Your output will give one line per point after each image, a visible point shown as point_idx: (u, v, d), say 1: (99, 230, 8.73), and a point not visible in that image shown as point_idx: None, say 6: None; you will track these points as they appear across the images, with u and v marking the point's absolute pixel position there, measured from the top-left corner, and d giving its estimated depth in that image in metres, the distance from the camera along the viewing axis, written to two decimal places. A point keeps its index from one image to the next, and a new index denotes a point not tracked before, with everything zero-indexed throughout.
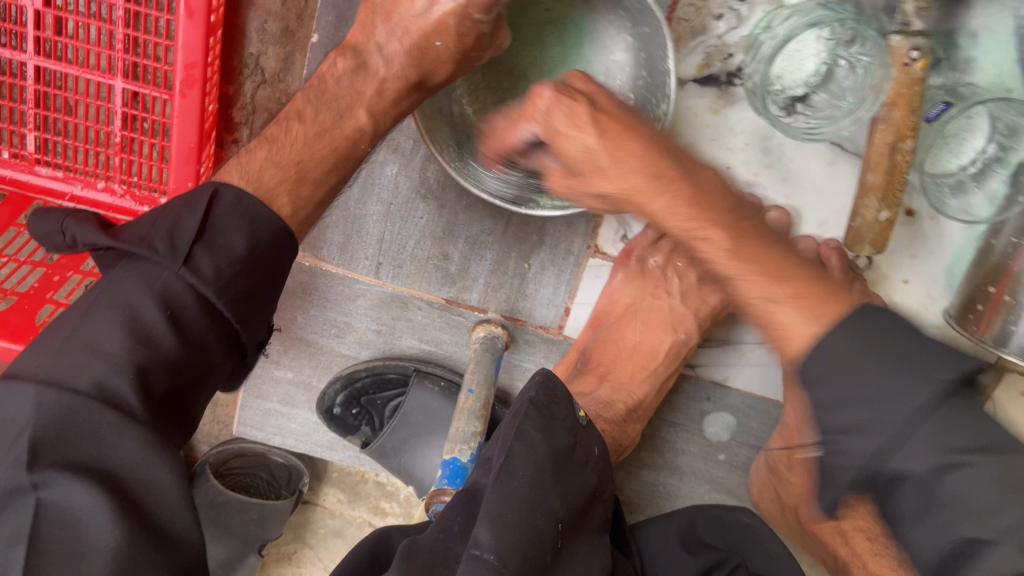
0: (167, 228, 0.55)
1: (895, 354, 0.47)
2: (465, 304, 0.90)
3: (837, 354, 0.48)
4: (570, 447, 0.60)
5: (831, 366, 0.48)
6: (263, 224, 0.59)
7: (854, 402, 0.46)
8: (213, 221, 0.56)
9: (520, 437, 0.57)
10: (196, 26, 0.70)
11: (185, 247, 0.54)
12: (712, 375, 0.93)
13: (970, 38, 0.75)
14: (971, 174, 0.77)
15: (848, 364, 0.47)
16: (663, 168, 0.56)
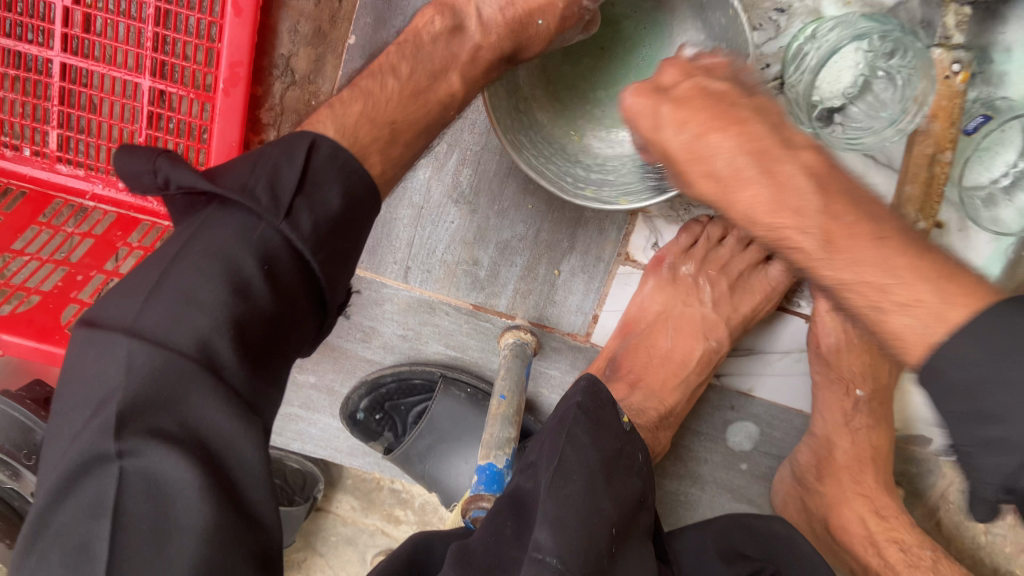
0: (267, 176, 0.53)
1: (1020, 355, 0.40)
2: (493, 309, 0.90)
3: (970, 363, 0.42)
4: (619, 453, 0.62)
5: (972, 376, 0.41)
6: (359, 181, 0.58)
7: (987, 414, 0.41)
8: (313, 173, 0.55)
9: (570, 441, 0.59)
10: (243, 24, 0.71)
11: (287, 201, 0.52)
12: (738, 384, 0.93)
13: (1005, 52, 0.76)
14: (1002, 187, 0.77)
15: (978, 365, 0.41)
16: (762, 148, 0.54)
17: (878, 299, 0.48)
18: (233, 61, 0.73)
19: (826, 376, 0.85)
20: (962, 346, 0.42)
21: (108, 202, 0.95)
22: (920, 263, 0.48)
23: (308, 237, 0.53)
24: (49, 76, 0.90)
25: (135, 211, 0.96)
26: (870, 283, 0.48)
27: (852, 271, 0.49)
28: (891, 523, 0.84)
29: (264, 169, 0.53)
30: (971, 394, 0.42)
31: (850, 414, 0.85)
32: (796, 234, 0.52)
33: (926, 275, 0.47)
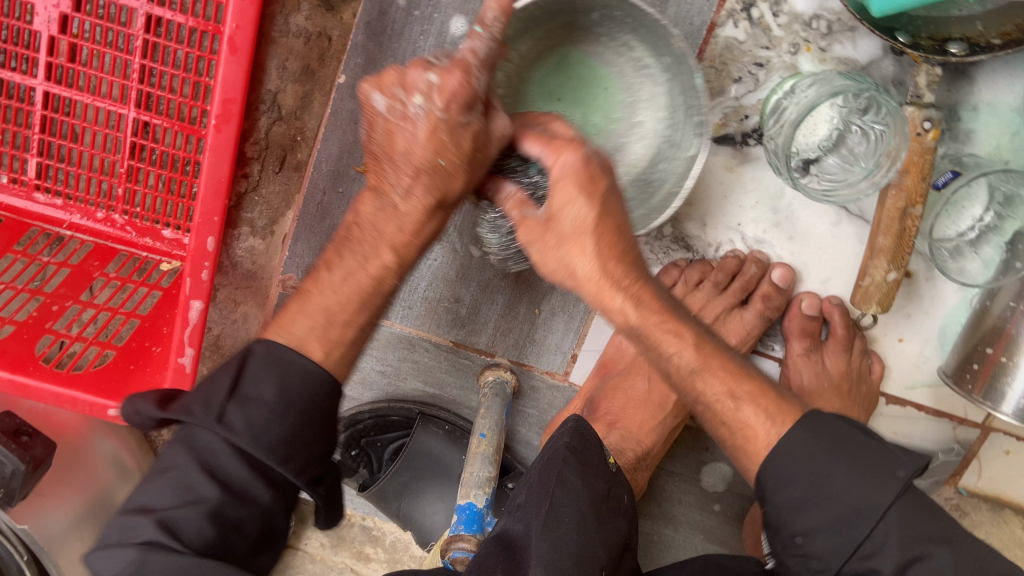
0: (195, 400, 0.58)
1: (849, 450, 0.54)
2: (473, 347, 0.90)
3: (807, 462, 0.54)
4: (607, 495, 0.63)
5: (799, 467, 0.54)
6: (296, 371, 0.55)
7: (821, 500, 0.53)
8: (245, 378, 0.54)
9: (562, 483, 0.60)
10: (238, 63, 0.68)
11: (218, 405, 0.52)
12: (712, 426, 0.95)
13: (971, 111, 0.80)
14: (969, 240, 0.81)
15: (813, 462, 0.54)
16: (620, 267, 0.58)
17: (732, 390, 0.59)
18: (226, 97, 0.69)
19: None
20: (795, 436, 0.55)
21: (85, 231, 0.93)
22: (732, 367, 0.60)
23: (240, 433, 0.52)
24: (31, 104, 0.89)
25: (113, 241, 0.94)
26: (720, 380, 0.59)
27: (705, 366, 0.59)
28: None
29: (187, 395, 0.59)
30: (821, 495, 0.53)
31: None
32: (620, 312, 0.59)
33: (759, 388, 0.59)
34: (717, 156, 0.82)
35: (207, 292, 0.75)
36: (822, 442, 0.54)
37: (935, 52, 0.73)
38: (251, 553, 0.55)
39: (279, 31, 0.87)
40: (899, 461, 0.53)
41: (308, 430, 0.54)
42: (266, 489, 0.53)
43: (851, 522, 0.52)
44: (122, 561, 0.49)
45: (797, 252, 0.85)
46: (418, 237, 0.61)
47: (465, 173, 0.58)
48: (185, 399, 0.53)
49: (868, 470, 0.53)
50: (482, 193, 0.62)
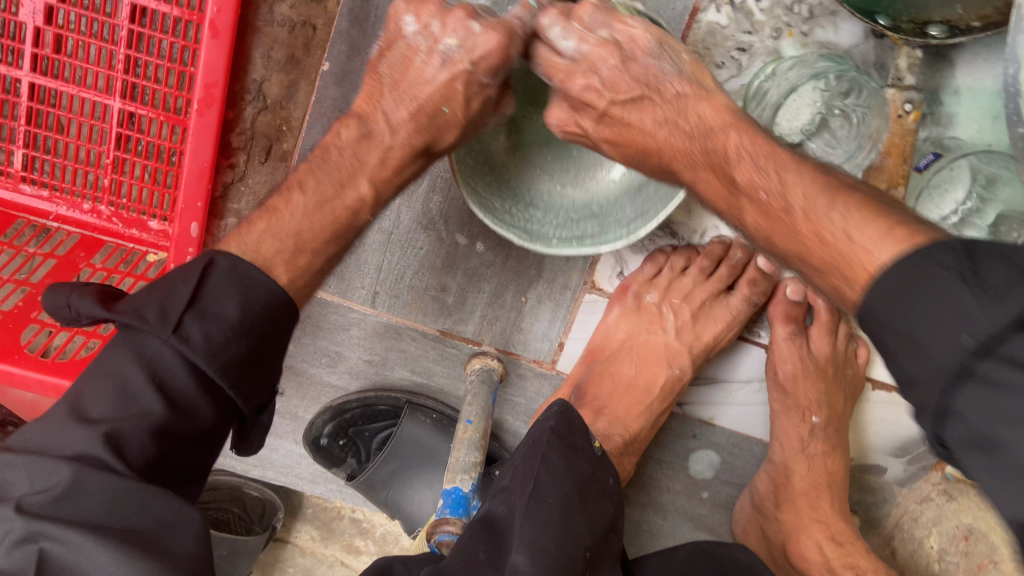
0: (159, 300, 0.57)
1: (932, 298, 0.42)
2: (459, 335, 0.90)
3: (891, 300, 0.45)
4: (590, 477, 0.64)
5: (889, 309, 0.45)
6: (258, 289, 0.60)
7: (916, 331, 0.43)
8: (205, 292, 0.57)
9: (546, 464, 0.62)
10: (220, 48, 0.69)
11: (175, 316, 0.56)
12: (699, 413, 0.95)
13: (953, 95, 0.81)
14: (951, 224, 0.79)
15: (897, 306, 0.44)
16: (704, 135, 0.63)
17: (845, 226, 0.51)
18: (208, 82, 0.70)
19: (783, 403, 0.88)
20: (884, 267, 0.47)
21: (72, 223, 0.93)
22: (870, 207, 0.52)
23: (199, 348, 0.56)
24: (17, 96, 0.89)
25: (99, 232, 0.94)
26: (830, 222, 0.53)
27: (789, 201, 0.56)
28: (847, 549, 0.86)
29: (158, 295, 0.57)
30: (917, 327, 0.43)
31: (806, 439, 0.87)
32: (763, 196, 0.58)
33: (865, 213, 0.51)
34: None
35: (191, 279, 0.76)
36: (915, 283, 0.44)
37: (916, 34, 0.75)
38: (178, 480, 0.60)
39: (264, 20, 0.87)
40: (968, 316, 0.40)
41: (260, 350, 0.60)
42: (208, 403, 0.58)
43: (945, 357, 0.41)
44: (53, 478, 0.52)
45: None
46: (394, 171, 0.70)
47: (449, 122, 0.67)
48: (139, 306, 0.57)
49: (945, 305, 0.41)
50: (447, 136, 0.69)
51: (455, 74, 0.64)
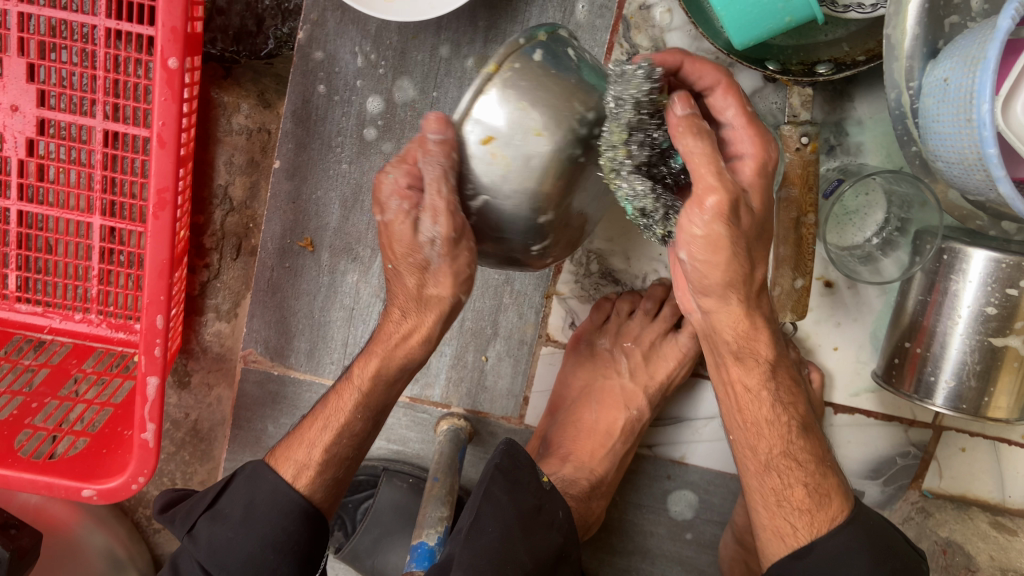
0: (190, 508, 0.73)
1: (882, 544, 0.68)
2: (429, 400, 0.96)
3: (846, 549, 0.66)
4: (536, 509, 0.71)
5: (834, 554, 0.66)
6: (265, 485, 0.71)
7: None
8: (221, 497, 0.72)
9: (488, 498, 0.69)
10: (167, 157, 0.75)
11: (191, 521, 0.71)
12: (669, 453, 0.98)
13: (857, 125, 0.86)
14: (877, 245, 0.87)
15: (852, 555, 0.66)
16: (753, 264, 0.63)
17: (793, 473, 0.67)
18: (160, 188, 0.76)
19: None
20: (846, 539, 0.66)
21: (65, 333, 0.99)
22: (807, 455, 0.68)
23: (201, 547, 0.70)
24: (7, 224, 0.96)
25: (90, 339, 0.99)
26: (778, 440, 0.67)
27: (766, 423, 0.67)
28: None
29: (192, 504, 0.73)
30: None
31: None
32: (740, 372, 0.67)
33: (826, 478, 0.69)
34: None
35: (161, 367, 0.81)
36: (862, 549, 0.67)
37: (805, 74, 0.80)
38: None
39: (223, 131, 0.94)
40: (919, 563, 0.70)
41: (267, 553, 0.69)
42: None
43: None
44: None
45: None
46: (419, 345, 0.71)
47: (434, 300, 0.68)
48: (177, 508, 0.74)
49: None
50: (438, 294, 0.68)
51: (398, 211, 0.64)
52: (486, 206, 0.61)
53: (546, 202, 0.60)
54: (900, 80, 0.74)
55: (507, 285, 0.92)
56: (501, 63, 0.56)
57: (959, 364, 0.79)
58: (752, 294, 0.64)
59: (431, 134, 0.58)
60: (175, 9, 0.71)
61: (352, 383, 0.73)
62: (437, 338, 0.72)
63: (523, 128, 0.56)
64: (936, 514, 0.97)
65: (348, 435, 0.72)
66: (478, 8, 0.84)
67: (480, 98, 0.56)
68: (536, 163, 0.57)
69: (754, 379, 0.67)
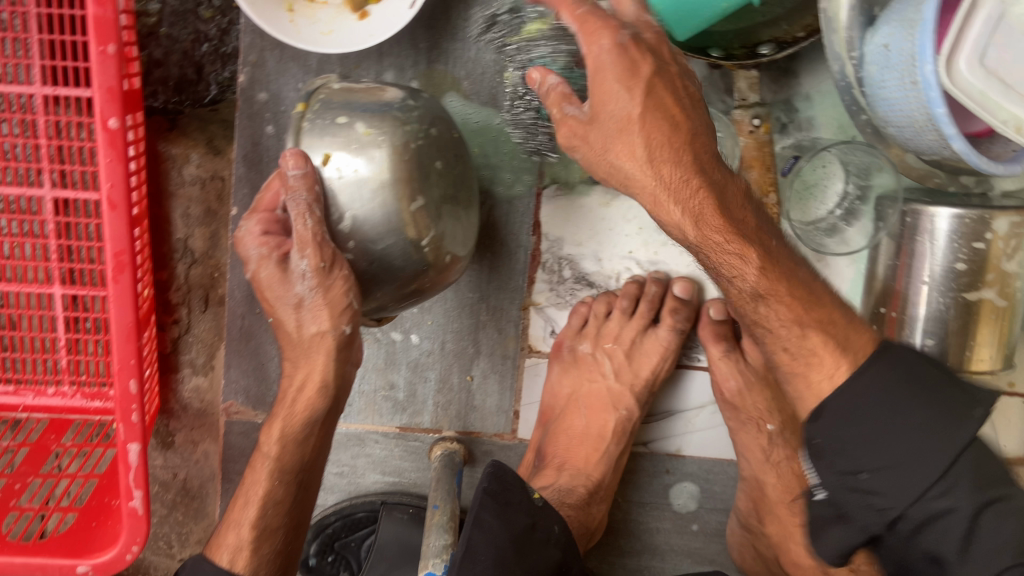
0: None
1: (916, 394, 0.59)
2: (419, 428, 0.94)
3: (858, 406, 0.60)
4: (530, 528, 0.71)
5: (860, 413, 0.59)
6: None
7: (879, 448, 0.58)
8: None
9: (478, 525, 0.68)
10: (120, 219, 0.73)
11: None
12: (664, 448, 0.98)
13: (806, 101, 0.87)
14: (841, 216, 0.86)
15: (877, 411, 0.59)
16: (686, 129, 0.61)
17: (799, 321, 0.64)
18: (116, 251, 0.74)
19: (736, 420, 0.88)
20: (868, 385, 0.60)
21: (41, 409, 0.96)
22: (805, 302, 0.64)
23: None
24: None
25: (67, 412, 0.96)
26: (781, 303, 0.64)
27: (770, 291, 0.63)
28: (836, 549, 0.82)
29: None
30: (882, 442, 0.58)
31: (768, 449, 0.86)
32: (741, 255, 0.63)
33: (822, 311, 0.65)
34: (591, 197, 0.90)
35: (141, 433, 0.79)
36: (896, 394, 0.59)
37: (748, 58, 0.82)
38: None
39: (177, 184, 0.95)
40: (975, 402, 0.59)
41: None
42: None
43: (919, 462, 0.57)
44: None
45: (692, 264, 0.91)
46: (319, 391, 0.69)
47: (316, 340, 0.67)
48: None
49: (928, 427, 0.57)
50: (319, 331, 0.67)
51: (270, 272, 0.66)
52: (355, 223, 0.62)
53: (405, 189, 0.62)
54: (841, 52, 0.75)
55: (483, 302, 0.91)
56: (309, 102, 0.65)
57: (937, 322, 0.79)
58: (692, 145, 0.62)
59: (288, 170, 0.60)
60: (109, 69, 0.70)
61: (263, 452, 0.70)
62: (336, 381, 0.69)
63: (352, 133, 0.62)
64: None
65: (273, 504, 0.69)
66: (418, 31, 0.86)
67: (303, 131, 0.63)
68: (379, 158, 0.61)
69: (755, 245, 0.63)
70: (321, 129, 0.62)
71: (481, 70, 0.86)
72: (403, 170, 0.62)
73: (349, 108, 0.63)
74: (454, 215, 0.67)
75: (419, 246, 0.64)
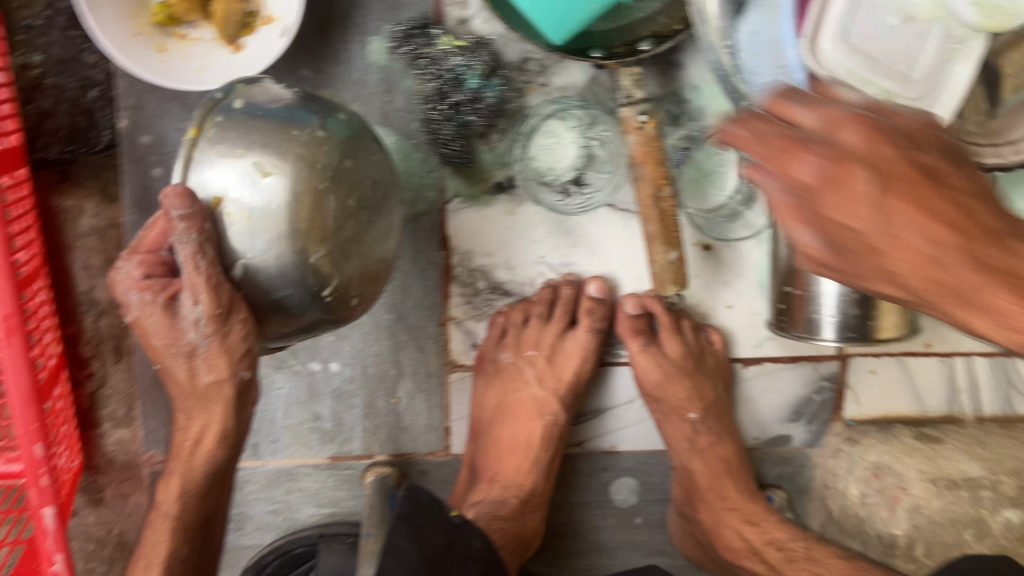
0: None
1: None
2: (350, 456, 0.93)
3: None
4: (449, 546, 0.74)
5: None
6: None
7: None
8: None
9: (392, 551, 0.71)
10: (6, 284, 0.72)
11: None
12: (600, 446, 0.98)
13: (694, 91, 0.88)
14: (740, 201, 0.90)
15: None
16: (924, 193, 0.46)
17: None
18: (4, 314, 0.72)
19: (659, 411, 0.91)
20: None
21: None
22: None
23: None
24: None
25: None
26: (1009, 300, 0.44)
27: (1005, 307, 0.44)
28: (764, 526, 0.87)
29: None
30: None
31: (692, 437, 0.90)
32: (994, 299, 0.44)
33: None
34: (496, 206, 0.89)
35: (53, 496, 0.77)
36: None
37: (631, 54, 0.82)
38: None
39: (74, 236, 0.92)
40: None
41: None
42: None
43: None
44: None
45: (604, 262, 0.91)
46: (219, 440, 0.71)
47: (212, 390, 0.69)
48: None
49: None
50: (214, 379, 0.68)
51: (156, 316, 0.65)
52: (245, 269, 0.62)
53: (306, 239, 0.62)
54: (715, 42, 0.75)
55: (400, 323, 0.90)
56: (201, 125, 0.63)
57: (839, 297, 0.82)
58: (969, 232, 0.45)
59: (173, 211, 0.59)
60: None
61: (162, 510, 0.73)
62: (235, 429, 0.72)
63: (249, 173, 0.61)
64: (862, 440, 0.97)
65: (178, 562, 0.73)
66: (300, 57, 0.85)
67: (196, 157, 0.62)
68: (276, 205, 0.61)
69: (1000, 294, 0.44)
70: (215, 166, 0.61)
71: (368, 90, 0.85)
72: (301, 208, 0.62)
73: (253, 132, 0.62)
74: (363, 255, 0.67)
75: (320, 294, 0.65)
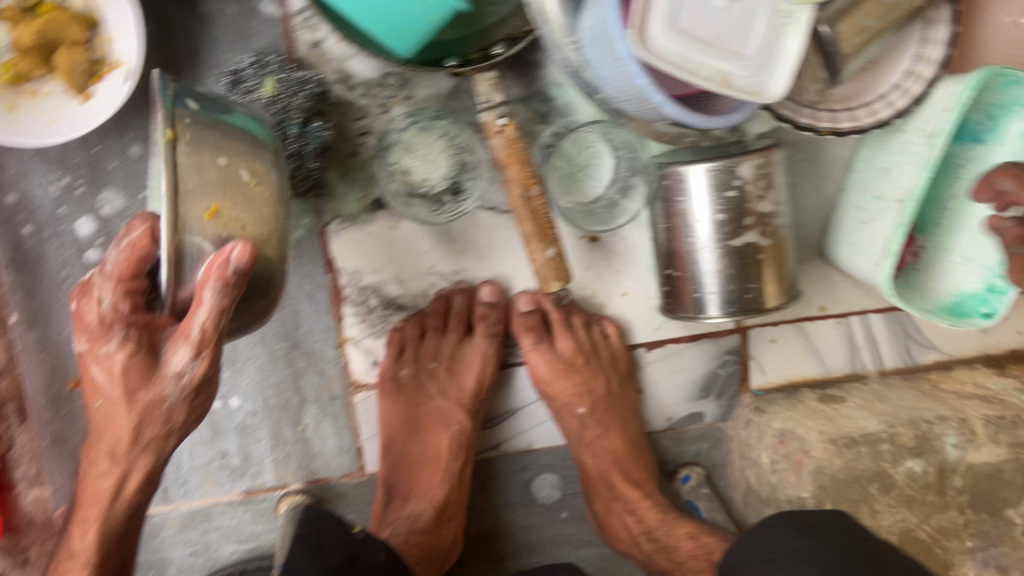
0: None
1: None
2: (263, 488, 0.93)
3: None
4: (353, 560, 0.73)
5: None
6: None
7: None
8: None
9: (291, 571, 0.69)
10: None
11: None
12: (515, 446, 0.99)
13: (559, 87, 0.88)
14: (617, 192, 0.90)
15: None
16: None
17: None
18: None
19: (551, 408, 0.93)
20: None
21: None
22: None
23: None
24: None
25: None
26: None
27: None
28: (643, 518, 0.92)
29: None
30: None
31: (579, 431, 0.93)
32: None
33: None
34: (376, 222, 0.87)
35: None
36: None
37: (484, 60, 0.81)
38: None
39: None
40: None
41: None
42: None
43: None
44: None
45: (494, 266, 0.92)
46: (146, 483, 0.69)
47: (154, 440, 0.66)
48: None
49: None
50: (159, 430, 0.66)
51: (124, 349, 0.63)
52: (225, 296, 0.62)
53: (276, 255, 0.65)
54: (560, 38, 0.76)
55: (296, 349, 0.90)
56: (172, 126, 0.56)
57: (716, 275, 0.83)
58: None
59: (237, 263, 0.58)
60: None
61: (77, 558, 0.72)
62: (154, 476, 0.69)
63: (238, 181, 0.61)
64: (769, 409, 0.97)
65: None
66: None
67: (181, 167, 0.56)
68: (257, 214, 0.63)
69: None
70: (197, 171, 0.58)
71: None
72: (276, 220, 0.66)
73: (227, 133, 0.62)
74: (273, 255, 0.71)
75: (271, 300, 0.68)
